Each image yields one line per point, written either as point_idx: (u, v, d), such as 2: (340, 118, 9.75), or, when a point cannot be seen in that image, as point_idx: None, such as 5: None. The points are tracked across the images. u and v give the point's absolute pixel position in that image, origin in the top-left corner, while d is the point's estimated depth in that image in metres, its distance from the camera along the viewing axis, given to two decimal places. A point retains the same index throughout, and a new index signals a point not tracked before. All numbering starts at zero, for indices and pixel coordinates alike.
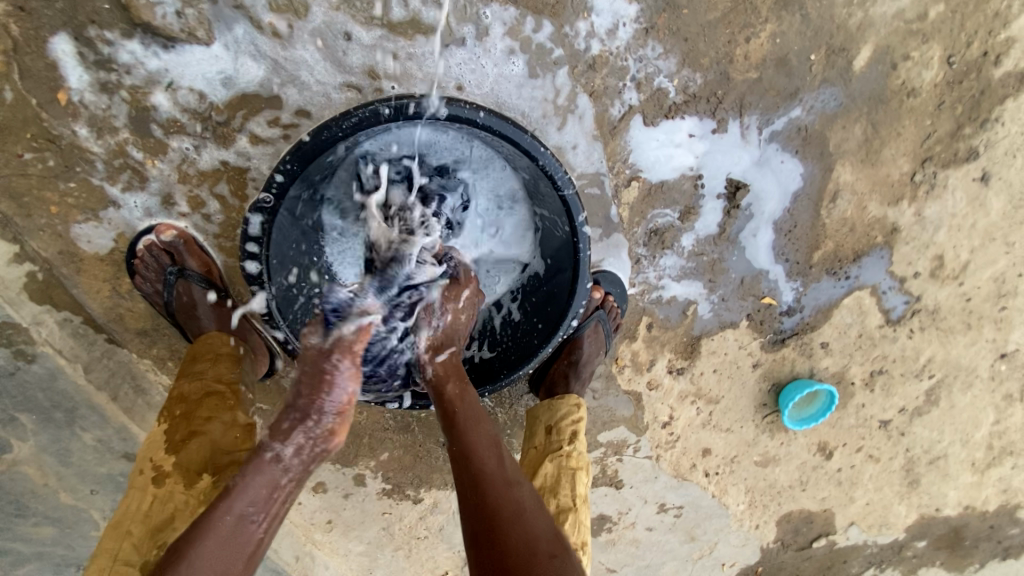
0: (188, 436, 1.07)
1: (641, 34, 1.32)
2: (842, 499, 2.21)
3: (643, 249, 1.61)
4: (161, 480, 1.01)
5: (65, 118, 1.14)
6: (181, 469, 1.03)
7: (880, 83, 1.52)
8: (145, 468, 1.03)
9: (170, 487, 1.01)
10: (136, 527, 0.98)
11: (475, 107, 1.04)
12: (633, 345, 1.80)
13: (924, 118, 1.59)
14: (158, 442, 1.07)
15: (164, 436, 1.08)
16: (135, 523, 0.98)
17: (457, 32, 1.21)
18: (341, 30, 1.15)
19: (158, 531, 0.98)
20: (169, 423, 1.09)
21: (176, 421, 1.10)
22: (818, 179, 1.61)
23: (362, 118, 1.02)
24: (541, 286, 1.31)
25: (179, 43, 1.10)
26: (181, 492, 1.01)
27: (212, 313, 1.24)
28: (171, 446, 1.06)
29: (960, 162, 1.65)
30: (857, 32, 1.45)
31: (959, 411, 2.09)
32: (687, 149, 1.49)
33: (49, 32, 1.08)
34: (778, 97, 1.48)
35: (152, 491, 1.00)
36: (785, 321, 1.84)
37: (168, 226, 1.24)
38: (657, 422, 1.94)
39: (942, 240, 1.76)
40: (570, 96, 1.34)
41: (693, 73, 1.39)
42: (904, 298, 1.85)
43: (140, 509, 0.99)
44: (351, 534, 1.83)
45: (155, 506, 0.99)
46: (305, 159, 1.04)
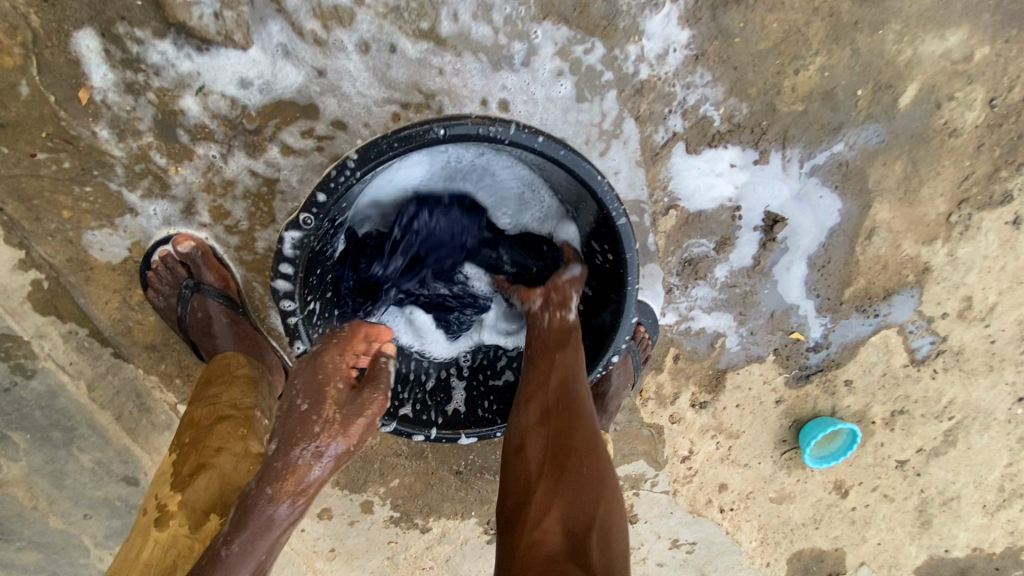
0: (196, 470, 1.00)
1: (691, 60, 1.28)
2: (855, 539, 2.15)
3: (675, 279, 1.56)
4: (165, 521, 0.95)
5: (85, 118, 1.06)
6: (187, 508, 0.97)
7: (923, 122, 1.49)
8: (149, 508, 0.98)
9: (174, 529, 0.95)
10: (138, 574, 0.93)
11: (532, 131, 0.97)
12: (658, 376, 1.73)
13: (963, 159, 1.56)
14: (165, 476, 1.02)
15: (172, 470, 1.02)
16: (135, 570, 0.92)
17: (505, 49, 1.16)
18: (386, 41, 1.10)
19: None
20: (178, 455, 1.03)
21: (185, 452, 1.03)
22: (855, 216, 1.58)
23: (415, 137, 0.95)
24: (584, 312, 1.23)
25: (214, 46, 1.04)
26: (186, 533, 0.95)
27: (229, 331, 1.16)
28: (179, 481, 1.00)
29: (995, 205, 1.63)
30: (904, 69, 1.42)
31: (978, 454, 2.05)
32: (727, 179, 1.44)
33: (75, 27, 1.01)
34: (821, 131, 1.44)
35: (155, 533, 0.95)
36: (811, 357, 1.79)
37: (186, 236, 1.16)
38: (676, 455, 1.88)
39: (972, 281, 1.73)
40: (616, 120, 1.30)
41: (739, 102, 1.35)
42: (931, 338, 1.82)
43: (141, 554, 0.94)
44: (353, 563, 1.74)
45: (157, 553, 0.93)
46: (350, 178, 0.96)
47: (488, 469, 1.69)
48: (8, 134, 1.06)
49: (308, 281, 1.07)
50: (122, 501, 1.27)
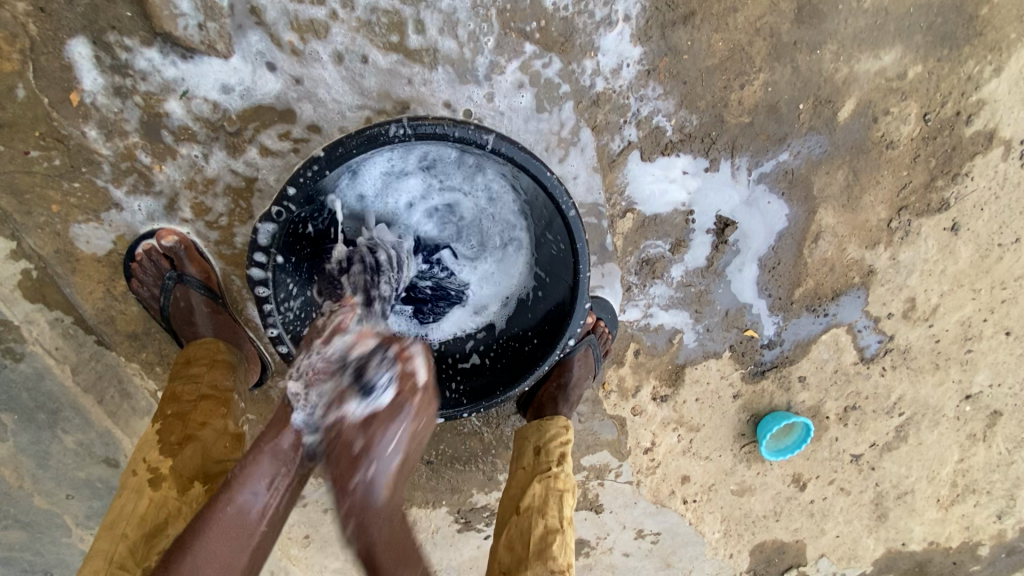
0: (184, 439, 1.07)
1: (643, 75, 1.39)
2: (813, 530, 2.26)
3: (634, 278, 1.66)
4: (158, 483, 1.02)
5: (75, 119, 1.14)
6: (176, 474, 1.04)
7: (862, 135, 1.61)
8: (139, 471, 1.04)
9: (166, 491, 1.02)
10: (133, 529, 0.99)
11: (483, 131, 1.07)
12: (620, 371, 1.83)
13: (901, 169, 1.68)
14: (151, 444, 1.08)
15: (158, 438, 1.08)
16: (132, 525, 0.99)
17: (470, 62, 1.26)
18: (359, 52, 1.19)
19: (153, 535, 1.01)
20: (163, 425, 1.09)
21: (170, 423, 1.10)
22: (801, 220, 1.69)
23: (373, 136, 1.04)
24: (543, 302, 1.30)
25: (197, 54, 1.13)
26: (176, 496, 1.03)
27: (209, 320, 1.24)
28: (168, 449, 1.06)
29: (933, 212, 1.76)
30: (843, 86, 1.54)
31: (927, 448, 2.17)
32: (680, 185, 1.55)
33: (68, 35, 1.09)
34: (767, 141, 1.56)
35: (149, 493, 1.01)
36: (766, 354, 1.90)
37: (169, 231, 1.23)
38: (639, 447, 1.97)
39: (913, 283, 1.86)
40: (574, 129, 1.40)
41: (689, 114, 1.46)
42: (878, 337, 1.94)
43: (135, 510, 1.01)
44: (328, 550, 1.81)
45: (150, 511, 1.01)
46: (318, 173, 1.05)
47: (457, 458, 1.77)
48: (2, 132, 1.14)
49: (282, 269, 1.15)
50: (104, 482, 1.34)
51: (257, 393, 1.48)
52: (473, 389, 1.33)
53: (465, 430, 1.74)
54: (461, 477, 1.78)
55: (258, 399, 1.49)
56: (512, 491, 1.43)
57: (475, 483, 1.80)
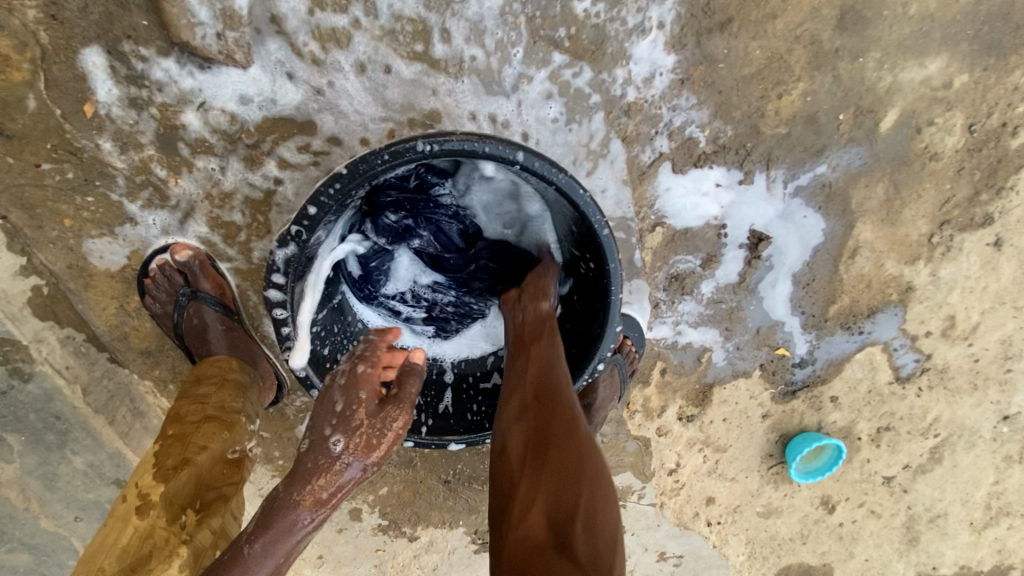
0: (180, 463, 1.02)
1: (677, 84, 1.32)
2: (842, 555, 2.17)
3: (662, 294, 1.59)
4: (146, 510, 0.96)
5: (89, 130, 1.10)
6: (167, 501, 0.98)
7: (904, 146, 1.54)
8: (129, 496, 0.99)
9: (153, 520, 0.96)
10: (112, 561, 0.93)
11: (512, 148, 1.00)
12: (645, 389, 1.76)
13: (944, 182, 1.60)
14: (148, 466, 1.03)
15: (155, 460, 1.03)
16: (113, 554, 0.93)
17: (496, 71, 1.21)
18: (382, 62, 1.14)
19: (134, 568, 0.92)
20: (161, 447, 1.04)
21: (168, 445, 1.05)
22: (838, 235, 1.61)
23: (396, 154, 0.97)
24: (571, 320, 1.24)
25: (215, 65, 1.08)
26: (163, 526, 0.96)
27: (223, 337, 1.19)
28: (162, 473, 1.01)
29: (976, 227, 1.67)
30: (885, 95, 1.46)
31: (963, 472, 2.07)
32: (712, 199, 1.49)
33: (83, 44, 1.05)
34: (804, 153, 1.48)
35: (135, 522, 0.95)
36: (797, 373, 1.82)
37: (183, 245, 1.19)
38: (663, 468, 1.90)
39: (954, 300, 1.77)
40: (603, 141, 1.34)
41: (724, 124, 1.39)
42: (915, 356, 1.85)
43: (119, 539, 0.94)
44: (341, 571, 1.76)
45: (135, 541, 0.94)
46: (339, 192, 0.99)
47: (476, 478, 1.71)
48: (14, 144, 1.10)
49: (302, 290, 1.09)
50: (113, 503, 1.30)
51: (271, 412, 1.43)
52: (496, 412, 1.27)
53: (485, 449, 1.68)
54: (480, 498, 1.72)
55: (273, 418, 1.44)
56: None
57: None
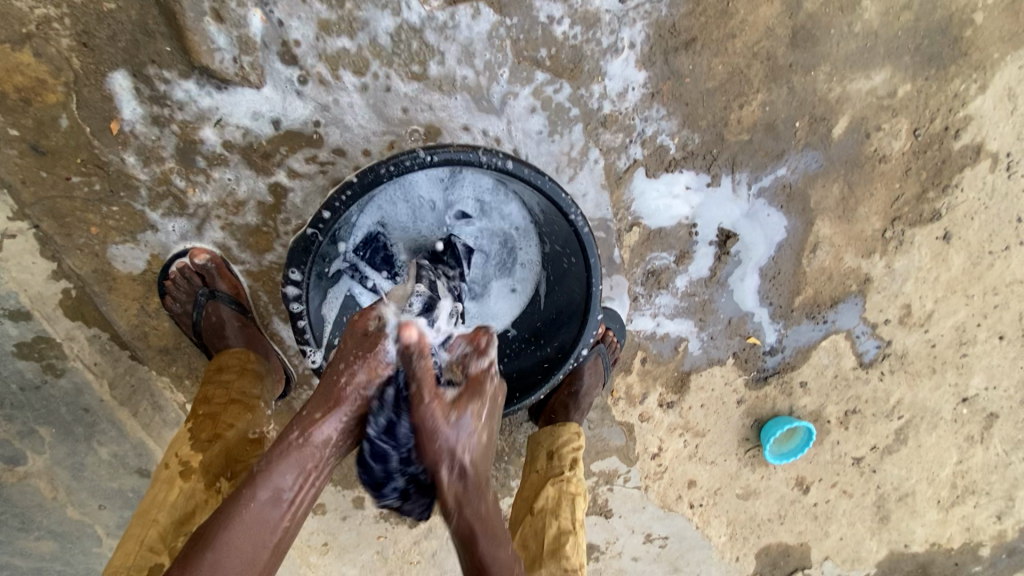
0: (214, 437, 1.13)
1: (648, 97, 1.46)
2: (818, 533, 2.31)
3: (640, 288, 1.73)
4: (188, 475, 1.08)
5: (115, 146, 1.21)
6: (205, 468, 1.10)
7: (856, 149, 1.69)
8: (170, 463, 1.09)
9: (195, 483, 1.08)
10: (162, 516, 1.05)
11: (504, 157, 1.13)
12: (627, 378, 1.89)
13: (894, 182, 1.76)
14: (183, 439, 1.14)
15: (190, 434, 1.15)
16: (162, 512, 1.05)
17: (485, 88, 1.34)
18: (382, 81, 1.27)
19: (181, 523, 1.05)
20: (195, 423, 1.16)
21: (200, 421, 1.17)
22: (800, 232, 1.77)
23: (402, 165, 1.10)
24: (558, 311, 1.36)
25: (231, 85, 1.20)
26: (203, 489, 1.09)
27: (239, 332, 1.30)
28: (198, 444, 1.12)
29: (925, 222, 1.83)
30: (836, 104, 1.62)
31: (926, 451, 2.23)
32: (683, 200, 1.63)
33: (111, 69, 1.16)
34: (765, 157, 1.64)
35: (179, 484, 1.07)
36: (768, 360, 1.96)
37: (201, 250, 1.30)
38: (647, 453, 2.03)
39: (908, 290, 1.93)
40: (582, 149, 1.47)
41: (691, 133, 1.54)
42: (876, 343, 2.01)
43: (166, 499, 1.06)
44: (345, 557, 1.86)
45: (180, 500, 1.06)
46: (350, 199, 1.11)
47: None
48: (47, 160, 1.20)
49: (315, 288, 1.20)
50: (135, 491, 1.39)
51: (280, 405, 1.54)
52: None
53: None
54: None
55: (281, 410, 1.55)
56: (525, 493, 1.50)
57: None
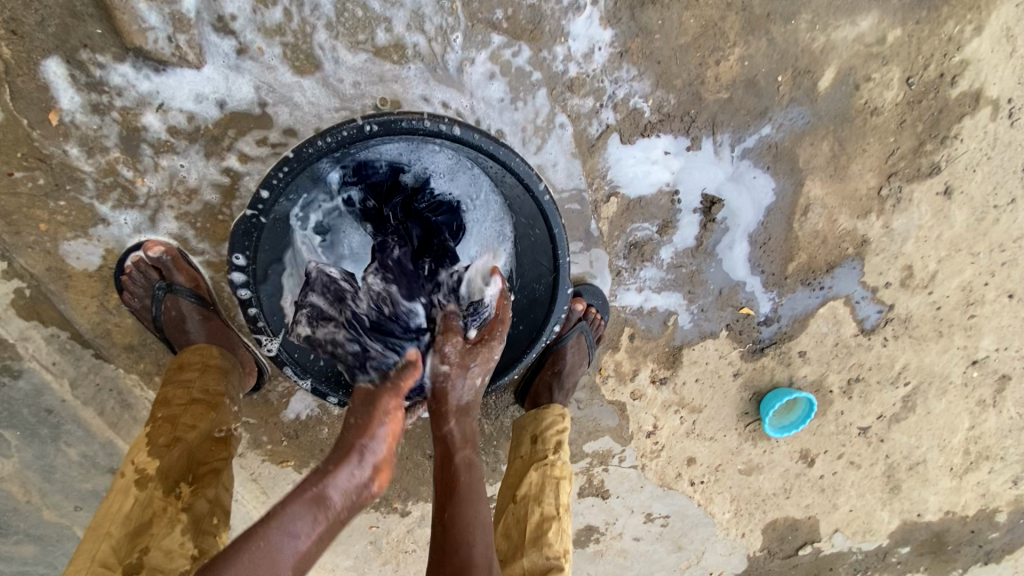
0: (171, 441, 1.10)
1: (616, 57, 1.38)
2: (825, 506, 2.25)
3: (623, 261, 1.66)
4: (144, 482, 1.04)
5: (55, 137, 1.16)
6: (162, 474, 1.06)
7: (845, 103, 1.60)
8: (126, 471, 1.05)
9: (151, 491, 1.04)
10: (117, 529, 0.99)
11: (448, 122, 1.07)
12: (616, 355, 1.84)
13: (888, 135, 1.66)
14: (141, 446, 1.10)
15: (147, 440, 1.11)
16: (116, 523, 1.00)
17: (440, 55, 1.27)
18: (329, 53, 1.20)
19: (137, 534, 1.00)
20: (152, 428, 1.12)
21: (158, 426, 1.13)
22: (789, 194, 1.68)
23: (339, 136, 1.06)
24: (529, 285, 1.31)
25: (170, 66, 1.14)
26: (162, 495, 1.04)
27: (201, 327, 1.27)
28: (155, 450, 1.09)
29: (924, 177, 1.74)
30: (821, 55, 1.53)
31: (935, 417, 2.15)
32: (662, 166, 1.55)
33: (42, 55, 1.11)
34: (748, 116, 1.55)
35: (135, 493, 1.02)
36: (763, 331, 1.89)
37: (155, 242, 1.26)
38: (641, 431, 1.97)
39: (909, 251, 1.84)
40: (549, 117, 1.40)
41: (666, 93, 1.46)
42: (877, 307, 1.92)
43: (121, 509, 1.01)
44: (338, 549, 1.83)
45: (136, 509, 1.01)
46: (290, 175, 1.08)
47: None
48: None
49: (265, 271, 1.18)
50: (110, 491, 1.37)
51: (255, 398, 1.51)
52: None
53: None
54: None
55: (257, 403, 1.52)
56: (509, 480, 1.44)
57: None
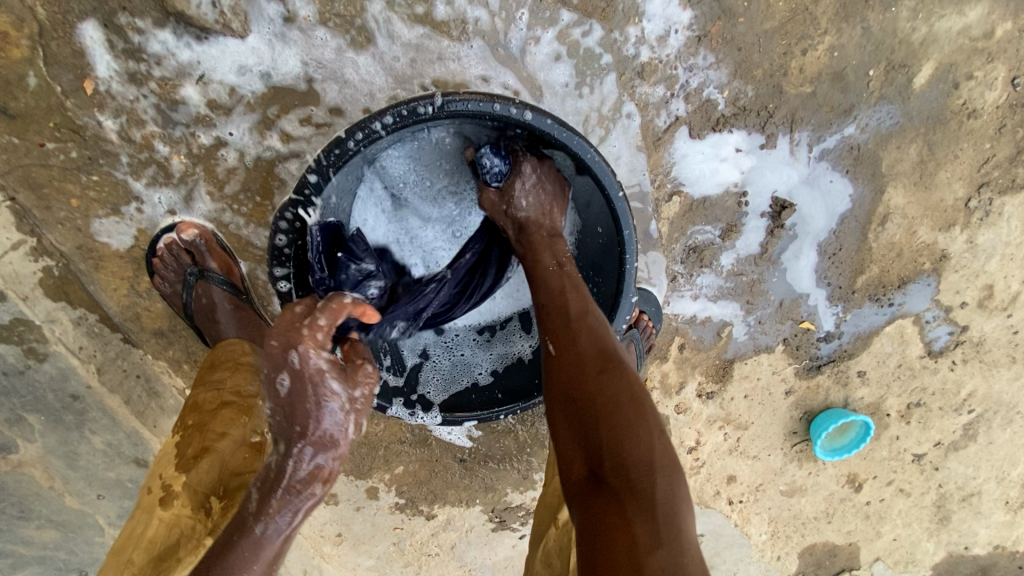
0: (200, 453, 1.03)
1: (694, 42, 1.25)
2: (869, 534, 2.10)
3: (680, 266, 1.53)
4: (168, 502, 0.99)
5: (90, 108, 1.09)
6: (189, 490, 1.00)
7: (940, 103, 1.44)
8: (154, 488, 1.02)
9: (178, 509, 0.98)
10: (141, 553, 0.96)
11: (519, 106, 0.95)
12: (663, 366, 1.72)
13: (983, 141, 1.50)
14: (169, 458, 1.05)
15: (176, 452, 1.05)
16: (141, 546, 0.96)
17: (502, 33, 1.16)
18: (384, 27, 1.10)
19: (163, 558, 0.96)
20: (182, 438, 1.06)
21: (189, 434, 1.06)
22: (868, 201, 1.53)
23: (399, 117, 0.95)
24: (587, 291, 1.19)
25: (212, 34, 1.06)
26: (188, 514, 0.98)
27: (232, 317, 1.19)
28: (182, 464, 1.03)
29: (1018, 189, 1.57)
30: (920, 48, 1.37)
31: (998, 448, 1.98)
32: (732, 164, 1.42)
33: (78, 18, 1.03)
34: (831, 114, 1.40)
35: (160, 513, 0.98)
36: (822, 348, 1.75)
37: (189, 224, 1.18)
38: (682, 446, 1.86)
39: (992, 269, 1.67)
40: (616, 105, 1.28)
41: (744, 85, 1.32)
42: (949, 328, 1.76)
43: (147, 530, 0.97)
44: (360, 549, 1.77)
45: (161, 531, 0.97)
46: (340, 160, 0.99)
47: (493, 457, 1.70)
48: (18, 124, 1.09)
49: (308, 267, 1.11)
50: (134, 482, 1.32)
51: None
52: (510, 390, 1.27)
53: (500, 427, 1.66)
54: (496, 476, 1.72)
55: None
56: (547, 499, 1.28)
57: (510, 483, 1.73)
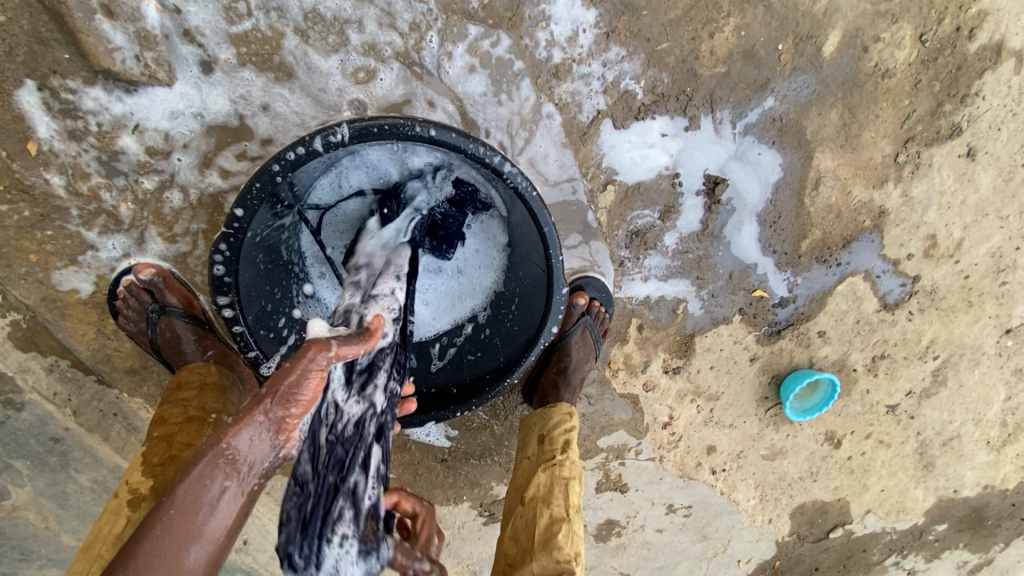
0: (168, 461, 1.08)
1: (602, 38, 1.33)
2: (856, 488, 2.16)
3: (625, 251, 1.60)
4: (137, 503, 1.04)
5: (36, 167, 1.16)
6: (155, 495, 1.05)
7: (853, 67, 1.50)
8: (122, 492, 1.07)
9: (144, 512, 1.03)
10: (107, 549, 1.01)
11: (423, 125, 1.00)
12: (625, 347, 1.78)
13: (902, 98, 1.56)
14: (138, 464, 1.10)
15: (143, 460, 1.10)
16: (109, 542, 1.02)
17: (417, 52, 1.24)
18: (303, 60, 1.18)
19: None
20: (149, 446, 1.11)
21: (156, 443, 1.12)
22: (798, 168, 1.59)
23: (312, 148, 1.01)
24: (522, 284, 1.27)
25: (140, 86, 1.13)
26: None
27: (195, 346, 1.24)
28: (150, 470, 1.08)
29: (944, 139, 1.62)
30: (824, 18, 1.44)
31: (968, 391, 2.04)
32: (660, 148, 1.48)
33: (13, 86, 1.11)
34: (748, 90, 1.47)
35: (126, 514, 1.03)
36: (779, 313, 1.81)
37: (145, 264, 1.26)
38: (657, 423, 1.92)
39: (932, 219, 1.73)
40: (536, 106, 1.35)
41: (659, 72, 1.39)
42: (900, 281, 1.82)
43: (113, 530, 1.03)
44: None
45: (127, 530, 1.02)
46: (262, 194, 1.04)
47: (472, 453, 1.77)
48: None
49: (251, 294, 1.16)
50: None
51: None
52: (465, 387, 1.33)
53: (475, 424, 1.73)
54: (478, 471, 1.78)
55: None
56: (517, 481, 1.40)
57: (492, 476, 1.80)
